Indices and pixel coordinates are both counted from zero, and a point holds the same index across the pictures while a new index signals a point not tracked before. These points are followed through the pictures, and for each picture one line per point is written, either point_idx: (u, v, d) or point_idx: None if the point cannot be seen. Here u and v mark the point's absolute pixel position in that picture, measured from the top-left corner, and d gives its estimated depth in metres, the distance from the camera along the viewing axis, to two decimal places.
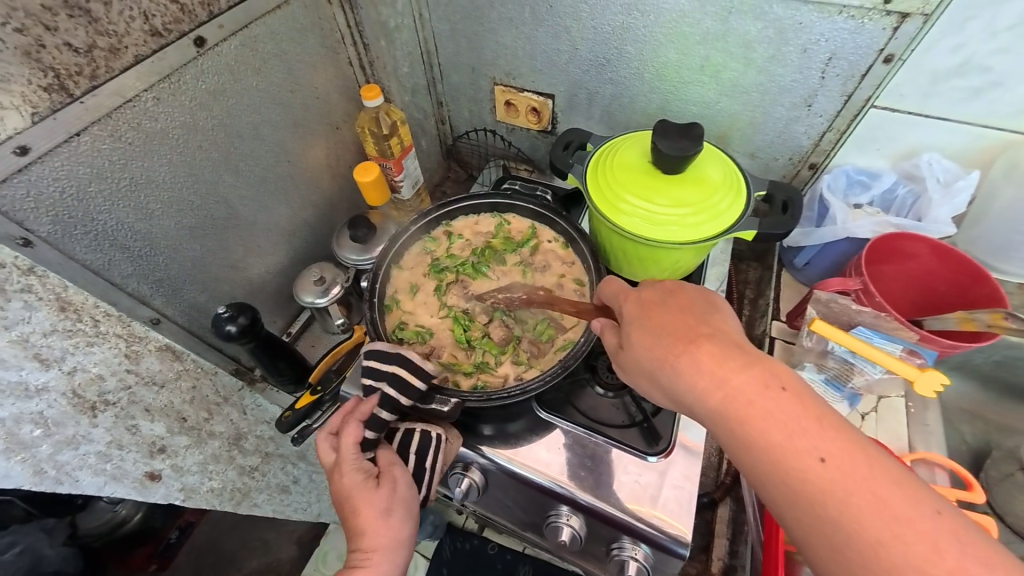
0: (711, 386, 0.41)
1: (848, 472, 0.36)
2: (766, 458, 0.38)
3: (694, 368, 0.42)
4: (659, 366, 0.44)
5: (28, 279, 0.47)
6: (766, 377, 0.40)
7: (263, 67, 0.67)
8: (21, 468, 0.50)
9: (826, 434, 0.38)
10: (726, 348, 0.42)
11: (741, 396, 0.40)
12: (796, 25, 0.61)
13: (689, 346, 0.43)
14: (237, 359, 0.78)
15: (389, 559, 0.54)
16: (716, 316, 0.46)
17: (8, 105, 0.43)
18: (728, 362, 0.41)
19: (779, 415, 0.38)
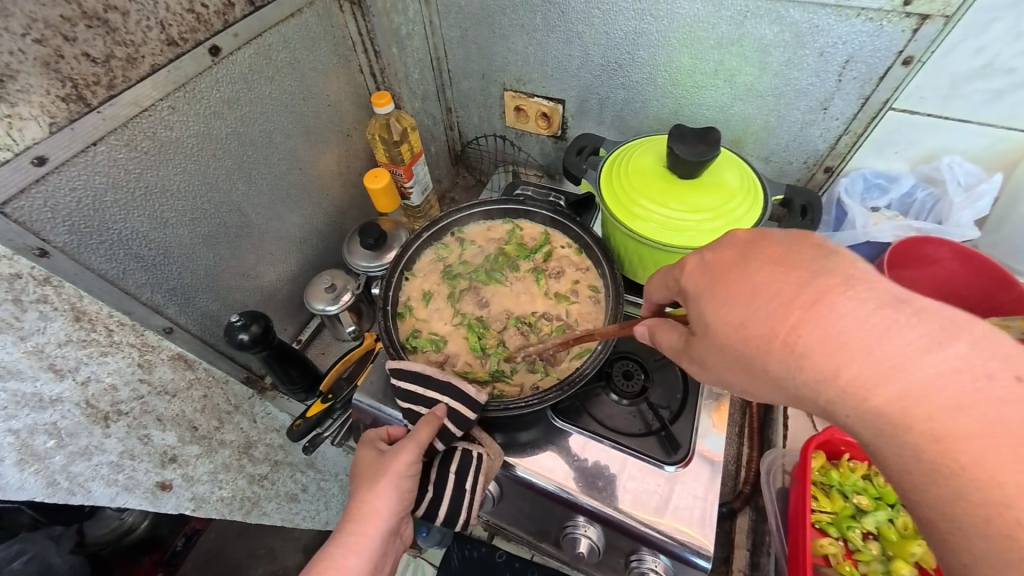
0: (864, 381, 0.32)
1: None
2: (953, 465, 0.30)
3: (834, 355, 0.33)
4: (772, 345, 0.36)
5: (44, 289, 0.47)
6: (951, 353, 0.31)
7: (277, 75, 0.67)
8: (36, 479, 0.50)
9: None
10: (880, 310, 0.32)
11: (916, 395, 0.31)
12: (814, 28, 0.60)
13: (826, 325, 0.33)
14: (248, 366, 0.79)
15: (363, 534, 0.53)
16: (848, 262, 0.36)
17: (26, 116, 0.42)
18: (888, 333, 0.32)
19: (989, 426, 0.29)
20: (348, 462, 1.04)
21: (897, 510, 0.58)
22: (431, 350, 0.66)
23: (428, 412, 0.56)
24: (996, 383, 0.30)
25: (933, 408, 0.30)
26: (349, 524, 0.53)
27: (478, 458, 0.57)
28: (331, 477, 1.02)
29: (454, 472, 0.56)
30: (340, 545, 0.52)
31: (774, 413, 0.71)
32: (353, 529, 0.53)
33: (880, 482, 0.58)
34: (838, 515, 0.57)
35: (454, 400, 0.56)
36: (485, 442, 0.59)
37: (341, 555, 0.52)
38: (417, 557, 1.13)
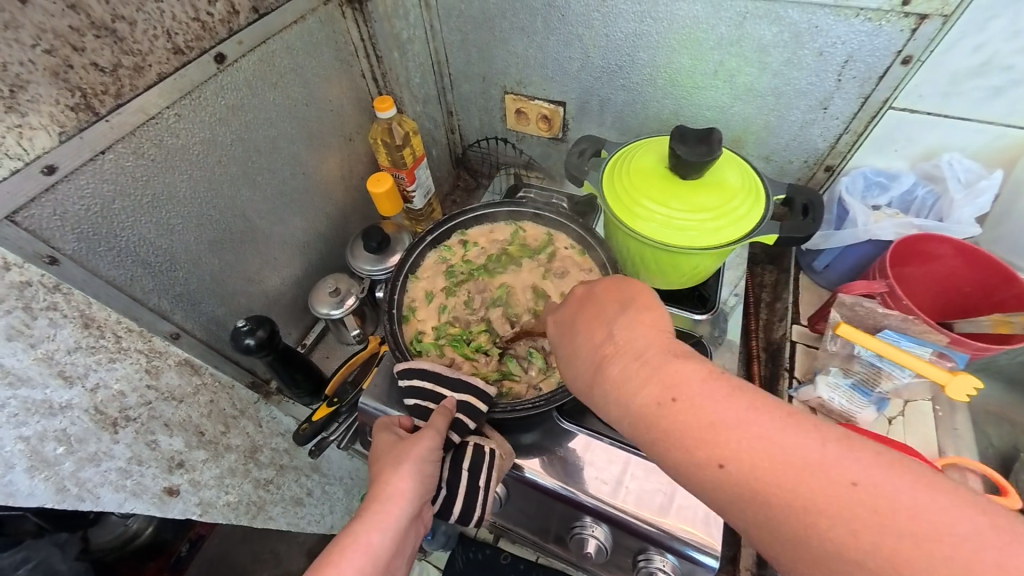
0: (618, 414, 0.41)
1: (774, 467, 0.34)
2: (681, 474, 0.38)
3: (603, 397, 0.42)
4: (584, 399, 0.45)
5: (54, 297, 0.47)
6: (656, 393, 0.39)
7: (280, 82, 0.68)
8: (46, 485, 0.49)
9: (736, 430, 0.35)
10: (626, 366, 0.42)
11: (641, 421, 0.39)
12: (812, 28, 0.61)
13: (598, 374, 0.43)
14: (254, 371, 0.79)
15: (387, 513, 0.50)
16: (625, 323, 0.45)
17: (36, 125, 0.43)
18: (630, 382, 0.41)
19: (681, 431, 0.37)
20: (352, 465, 1.04)
21: None
22: (436, 352, 0.66)
23: (439, 406, 0.57)
24: (690, 405, 0.37)
25: (664, 438, 0.38)
26: (373, 504, 0.51)
27: (491, 454, 0.57)
28: (336, 481, 1.02)
29: (467, 470, 0.56)
30: (363, 525, 0.49)
31: None
32: (376, 508, 0.50)
33: None
34: None
35: (467, 395, 0.57)
36: (495, 438, 0.59)
37: (364, 534, 0.49)
38: (421, 560, 1.13)
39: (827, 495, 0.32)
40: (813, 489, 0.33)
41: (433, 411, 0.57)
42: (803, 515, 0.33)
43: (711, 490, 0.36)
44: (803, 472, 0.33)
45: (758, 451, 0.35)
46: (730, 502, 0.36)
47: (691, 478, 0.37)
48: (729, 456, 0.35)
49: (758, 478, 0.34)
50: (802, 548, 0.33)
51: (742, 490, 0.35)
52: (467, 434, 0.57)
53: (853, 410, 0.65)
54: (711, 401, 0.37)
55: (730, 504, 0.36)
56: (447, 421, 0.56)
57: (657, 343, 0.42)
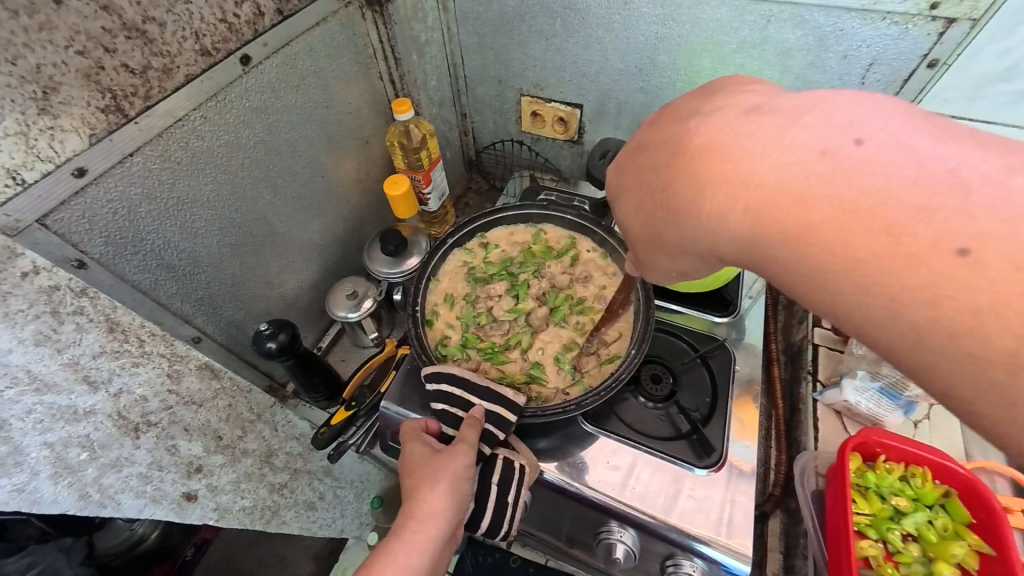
0: (735, 203, 0.33)
1: (965, 220, 0.26)
2: (808, 251, 0.31)
3: (708, 186, 0.34)
4: (662, 201, 0.39)
5: (81, 301, 0.46)
6: (784, 150, 0.31)
7: (302, 85, 0.67)
8: (69, 492, 0.49)
9: (914, 184, 0.27)
10: (735, 132, 0.34)
11: (786, 199, 0.31)
12: (837, 32, 0.61)
13: (694, 160, 0.35)
14: (270, 375, 0.78)
15: (424, 532, 0.51)
16: (724, 104, 0.37)
17: (68, 128, 0.43)
18: (752, 154, 0.32)
19: (859, 198, 0.28)
20: (364, 469, 1.03)
21: (935, 511, 0.57)
22: (462, 356, 0.65)
23: (467, 416, 0.57)
24: (844, 158, 0.29)
25: (787, 203, 0.31)
26: (410, 522, 0.51)
27: (520, 469, 0.57)
28: (348, 485, 1.01)
29: (495, 485, 0.56)
30: (401, 543, 0.51)
31: (802, 415, 0.70)
32: (413, 529, 0.51)
33: (918, 483, 0.57)
34: (875, 517, 0.57)
35: (495, 403, 0.57)
36: (522, 450, 0.59)
37: (403, 554, 0.50)
38: None
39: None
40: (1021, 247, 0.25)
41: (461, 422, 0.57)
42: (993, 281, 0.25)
43: (852, 267, 0.29)
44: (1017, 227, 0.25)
45: (944, 207, 0.27)
46: (922, 291, 0.27)
47: (817, 250, 0.30)
48: (888, 209, 0.28)
49: (936, 238, 0.26)
50: (982, 332, 0.26)
51: (898, 258, 0.27)
52: (495, 446, 0.57)
53: (879, 413, 0.65)
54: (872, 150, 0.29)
55: (880, 282, 0.28)
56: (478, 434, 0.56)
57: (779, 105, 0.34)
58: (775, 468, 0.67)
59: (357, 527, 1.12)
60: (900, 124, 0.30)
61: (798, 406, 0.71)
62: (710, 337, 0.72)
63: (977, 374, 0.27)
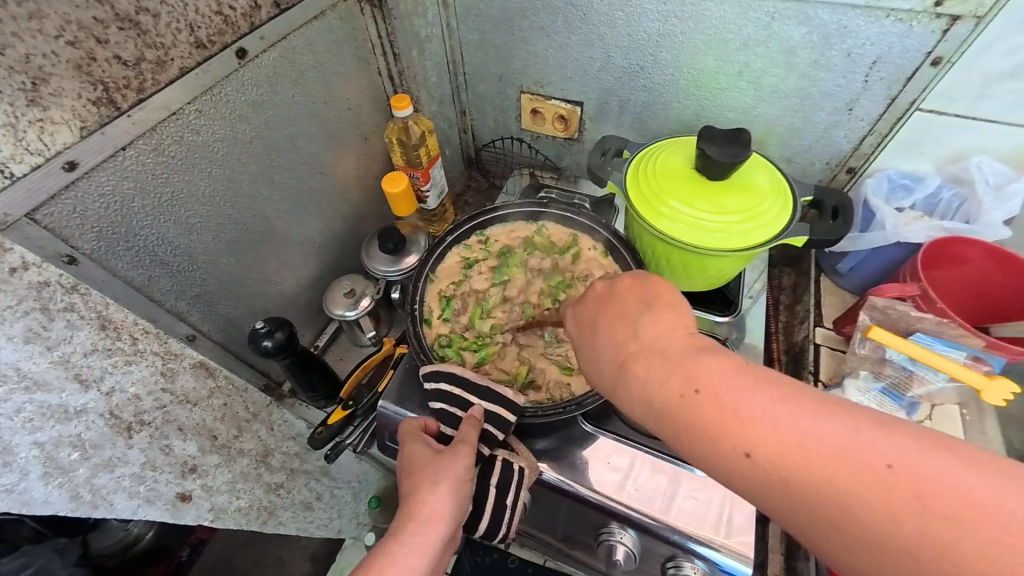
0: (644, 413, 0.40)
1: (836, 464, 0.31)
2: (723, 476, 0.36)
3: (628, 397, 0.41)
4: (611, 390, 0.44)
5: (72, 297, 0.45)
6: (683, 388, 0.37)
7: (300, 79, 0.66)
8: (60, 492, 0.48)
9: (727, 414, 0.35)
10: (650, 361, 0.40)
11: (664, 415, 0.38)
12: (842, 29, 0.60)
13: (622, 372, 0.42)
14: (267, 373, 0.77)
15: (426, 535, 0.50)
16: (648, 318, 0.43)
17: (58, 120, 0.42)
18: (652, 378, 0.40)
19: (699, 418, 0.36)
20: (362, 469, 1.02)
21: None
22: (460, 354, 0.64)
23: (467, 415, 0.56)
24: (729, 400, 0.35)
25: (696, 436, 0.36)
26: (411, 524, 0.50)
27: (519, 473, 0.56)
28: (345, 485, 1.00)
29: (494, 487, 0.55)
30: (401, 546, 0.49)
31: None
32: (414, 531, 0.50)
33: None
34: None
35: (494, 403, 0.57)
36: (521, 453, 0.58)
37: (403, 557, 0.49)
38: None
39: (897, 494, 0.29)
40: (829, 465, 0.31)
41: (461, 423, 0.56)
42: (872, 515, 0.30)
43: (728, 477, 0.35)
44: (828, 449, 0.32)
45: (777, 434, 0.33)
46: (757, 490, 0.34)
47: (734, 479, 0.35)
48: (773, 453, 0.33)
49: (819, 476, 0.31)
50: (831, 531, 0.31)
51: (795, 491, 0.32)
52: (494, 446, 0.57)
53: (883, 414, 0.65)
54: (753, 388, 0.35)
55: (749, 486, 0.34)
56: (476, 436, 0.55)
57: (687, 337, 0.41)
58: None
59: (354, 527, 1.11)
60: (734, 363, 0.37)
61: None
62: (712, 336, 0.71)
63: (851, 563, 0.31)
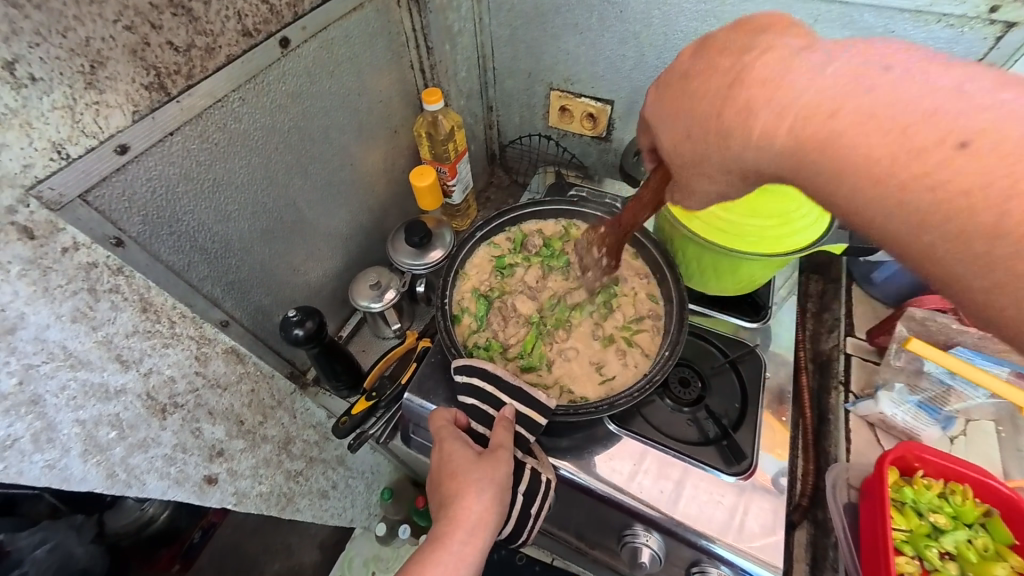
0: (774, 124, 0.34)
1: (982, 150, 0.28)
2: (866, 179, 0.31)
3: (746, 118, 0.35)
4: (714, 125, 0.37)
5: (117, 280, 0.46)
6: (807, 106, 0.33)
7: (337, 70, 0.67)
8: (97, 470, 0.49)
9: (922, 100, 0.29)
10: (787, 61, 0.34)
11: (817, 117, 0.32)
12: (888, 34, 0.59)
13: (740, 90, 0.36)
14: (292, 361, 0.78)
15: (471, 544, 0.50)
16: (778, 35, 0.37)
17: (112, 103, 0.42)
18: (797, 79, 0.33)
19: (878, 108, 0.30)
20: (376, 460, 1.02)
21: (975, 530, 0.55)
22: (486, 355, 0.65)
23: (497, 415, 0.57)
24: (863, 101, 0.31)
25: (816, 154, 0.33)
26: (456, 534, 0.50)
27: (547, 483, 0.57)
28: (359, 475, 1.00)
29: (522, 495, 0.55)
30: (449, 556, 0.49)
31: (832, 424, 0.68)
32: (460, 540, 0.50)
33: (958, 501, 0.55)
34: (912, 534, 0.54)
35: (523, 402, 0.57)
36: (543, 461, 0.58)
37: (453, 565, 0.49)
38: None
39: None
40: None
41: (494, 427, 0.56)
42: (1001, 196, 0.27)
43: (896, 182, 0.30)
44: None
45: (977, 114, 0.28)
46: (930, 189, 0.29)
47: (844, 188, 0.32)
48: (975, 132, 0.28)
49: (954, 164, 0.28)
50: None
51: (974, 170, 0.28)
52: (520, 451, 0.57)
53: (916, 427, 0.63)
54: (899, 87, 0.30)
55: (927, 188, 0.29)
56: (509, 442, 0.55)
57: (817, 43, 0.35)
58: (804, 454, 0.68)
59: (365, 517, 1.11)
60: (910, 53, 0.32)
61: (828, 417, 0.70)
62: (740, 342, 0.71)
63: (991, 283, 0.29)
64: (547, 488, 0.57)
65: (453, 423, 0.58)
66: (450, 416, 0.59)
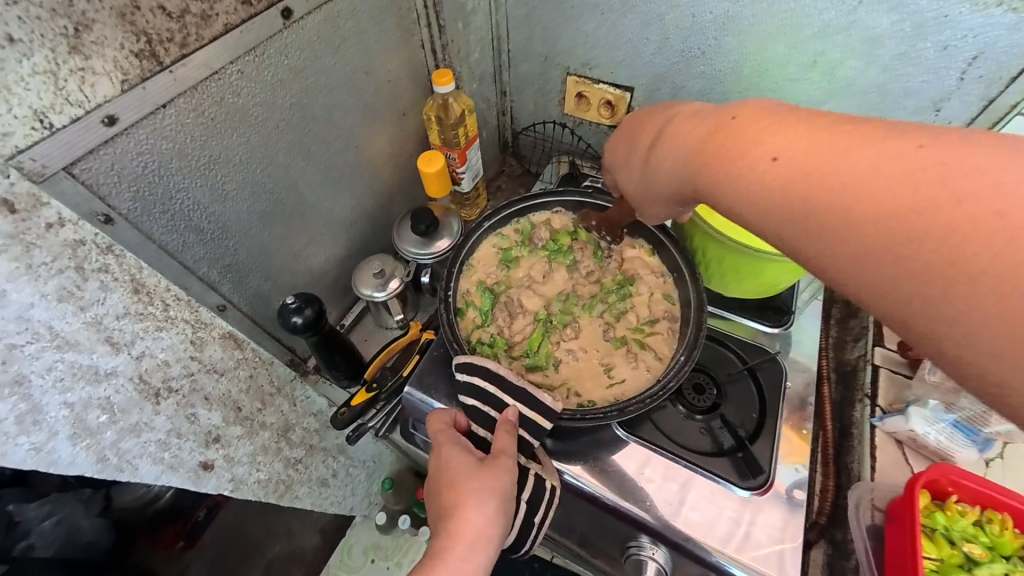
0: (677, 160, 0.42)
1: (816, 151, 0.32)
2: (736, 192, 0.36)
3: (667, 155, 0.43)
4: (645, 163, 0.46)
5: (106, 259, 0.44)
6: (714, 118, 0.39)
7: (342, 46, 0.64)
8: (87, 454, 0.47)
9: (770, 126, 0.35)
10: (686, 116, 0.42)
11: (697, 150, 0.39)
12: (940, 18, 0.54)
13: (657, 137, 0.44)
14: (292, 349, 0.75)
15: (473, 560, 0.48)
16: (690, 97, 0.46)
17: (99, 71, 0.40)
18: (690, 124, 0.41)
19: (741, 134, 0.36)
20: (377, 450, 1.01)
21: (1013, 563, 0.51)
22: (490, 351, 0.62)
23: (501, 417, 0.54)
24: (733, 128, 0.37)
25: (719, 153, 0.37)
26: (456, 549, 0.48)
27: (552, 490, 0.54)
28: (360, 465, 0.99)
29: (525, 502, 0.52)
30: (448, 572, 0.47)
31: (856, 439, 0.65)
32: (460, 555, 0.47)
33: (995, 531, 0.51)
34: (944, 563, 0.51)
35: (527, 405, 0.54)
36: (548, 468, 0.55)
37: None
38: None
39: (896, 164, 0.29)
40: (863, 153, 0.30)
41: (496, 431, 0.53)
42: (841, 194, 0.30)
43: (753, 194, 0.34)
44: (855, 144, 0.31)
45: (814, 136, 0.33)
46: (778, 198, 0.33)
47: (754, 200, 0.35)
48: (796, 150, 0.33)
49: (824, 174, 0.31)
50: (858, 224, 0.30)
51: (801, 180, 0.32)
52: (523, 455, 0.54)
53: (951, 448, 0.59)
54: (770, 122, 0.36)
55: (774, 202, 0.33)
56: (513, 450, 0.52)
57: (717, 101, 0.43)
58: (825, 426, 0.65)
59: (365, 506, 1.10)
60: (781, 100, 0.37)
61: (851, 431, 0.67)
62: (761, 348, 0.67)
63: (876, 277, 0.29)
64: (551, 498, 0.54)
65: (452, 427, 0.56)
66: (448, 419, 0.57)
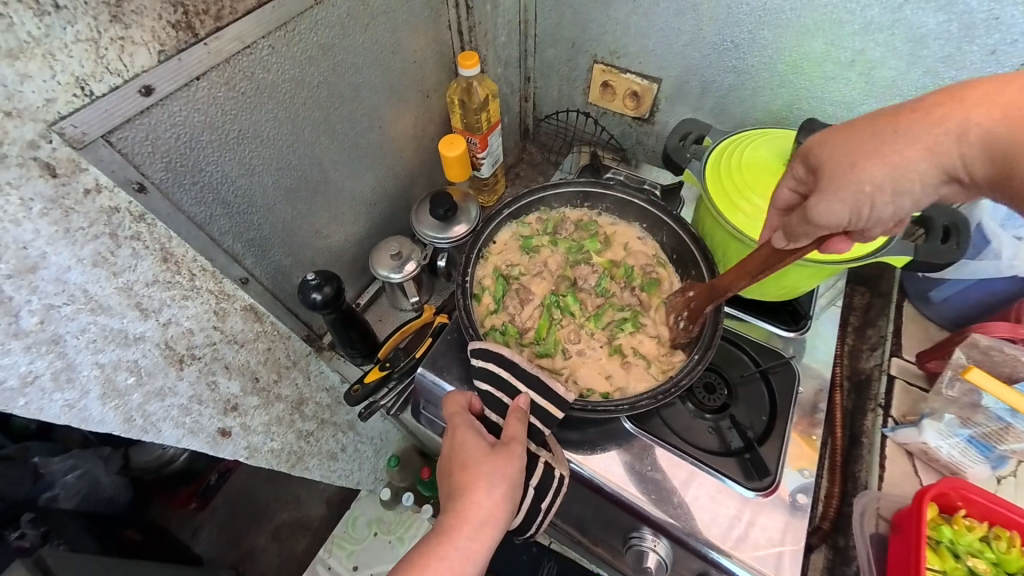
0: (940, 151, 0.38)
1: None
2: None
3: (913, 154, 0.38)
4: (882, 172, 0.39)
5: (139, 227, 0.45)
6: (951, 107, 0.37)
7: (372, 24, 0.63)
8: (115, 414, 0.50)
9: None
10: (910, 117, 0.39)
11: (964, 137, 0.37)
12: (990, 21, 0.54)
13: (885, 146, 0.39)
14: (309, 324, 0.77)
15: (479, 541, 0.49)
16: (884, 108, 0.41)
17: (138, 40, 0.40)
18: (926, 121, 0.38)
19: (1003, 116, 0.36)
20: (385, 428, 1.03)
21: None
22: (502, 339, 0.63)
23: (512, 405, 0.55)
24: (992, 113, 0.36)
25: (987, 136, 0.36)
26: (463, 529, 0.49)
27: (559, 480, 0.55)
28: (368, 442, 1.01)
29: (532, 489, 0.54)
30: (454, 551, 0.48)
31: (865, 448, 0.65)
32: (468, 536, 0.49)
33: (1002, 548, 0.51)
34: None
35: (540, 394, 0.54)
36: (556, 456, 0.56)
37: (459, 562, 0.48)
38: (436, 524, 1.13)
39: None
40: None
41: (507, 418, 0.54)
42: None
43: None
44: None
45: None
46: None
47: None
48: None
49: None
50: None
51: None
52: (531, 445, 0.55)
53: (963, 464, 0.58)
54: (939, 98, 0.38)
55: None
56: (523, 438, 0.53)
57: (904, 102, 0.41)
58: (830, 431, 0.67)
59: (372, 481, 1.11)
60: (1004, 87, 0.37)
61: (861, 439, 0.66)
62: (774, 351, 0.66)
63: None
64: (558, 488, 0.55)
65: (464, 410, 0.57)
66: (461, 403, 0.57)
